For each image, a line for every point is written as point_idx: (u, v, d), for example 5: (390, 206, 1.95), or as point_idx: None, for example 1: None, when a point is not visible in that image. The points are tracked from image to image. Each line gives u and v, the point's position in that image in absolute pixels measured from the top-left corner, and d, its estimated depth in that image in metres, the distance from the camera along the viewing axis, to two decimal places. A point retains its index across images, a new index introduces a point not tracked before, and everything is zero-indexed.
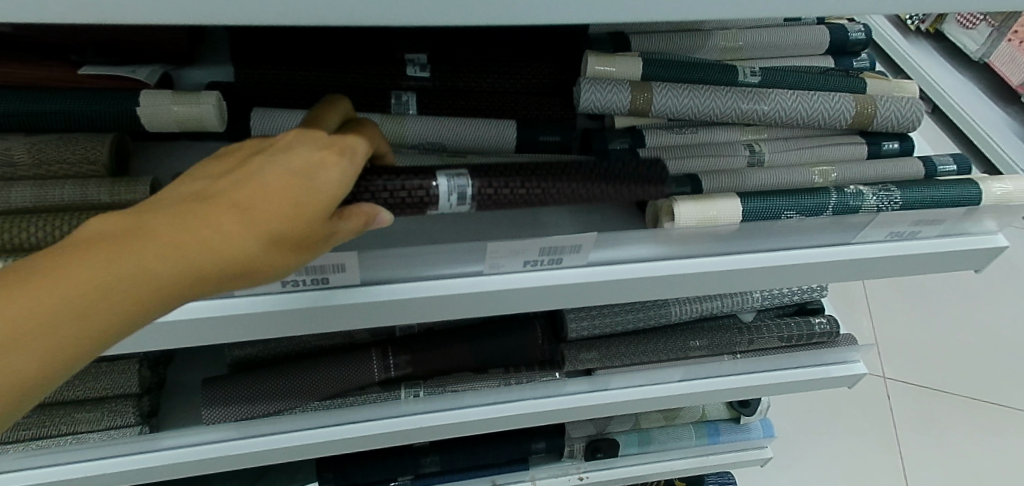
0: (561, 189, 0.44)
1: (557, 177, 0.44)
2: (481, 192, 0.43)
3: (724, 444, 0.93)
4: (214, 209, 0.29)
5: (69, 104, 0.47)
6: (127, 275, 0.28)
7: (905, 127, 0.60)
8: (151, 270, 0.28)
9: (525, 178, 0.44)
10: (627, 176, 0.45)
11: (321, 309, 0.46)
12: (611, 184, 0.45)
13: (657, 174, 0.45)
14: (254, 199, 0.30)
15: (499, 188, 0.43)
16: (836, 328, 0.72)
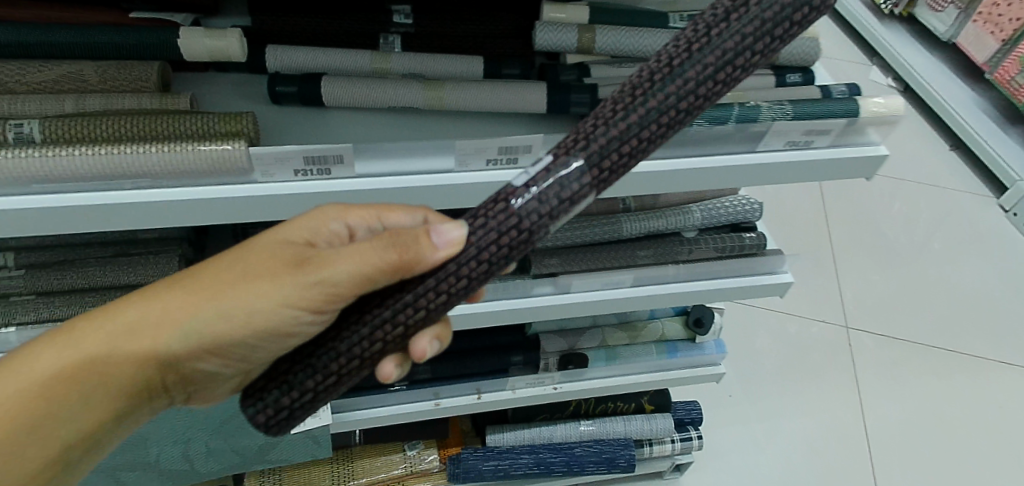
0: (718, 88, 0.46)
1: (691, 93, 0.45)
2: (617, 160, 0.46)
3: (680, 359, 1.05)
4: (230, 253, 0.51)
5: (120, 37, 0.59)
6: (162, 290, 0.50)
7: (807, 61, 0.73)
8: (174, 285, 0.50)
9: (652, 119, 0.45)
10: (767, 19, 0.44)
11: (324, 194, 0.57)
12: (756, 38, 0.44)
13: None
14: (251, 245, 0.51)
15: (638, 147, 0.46)
16: (764, 242, 0.86)
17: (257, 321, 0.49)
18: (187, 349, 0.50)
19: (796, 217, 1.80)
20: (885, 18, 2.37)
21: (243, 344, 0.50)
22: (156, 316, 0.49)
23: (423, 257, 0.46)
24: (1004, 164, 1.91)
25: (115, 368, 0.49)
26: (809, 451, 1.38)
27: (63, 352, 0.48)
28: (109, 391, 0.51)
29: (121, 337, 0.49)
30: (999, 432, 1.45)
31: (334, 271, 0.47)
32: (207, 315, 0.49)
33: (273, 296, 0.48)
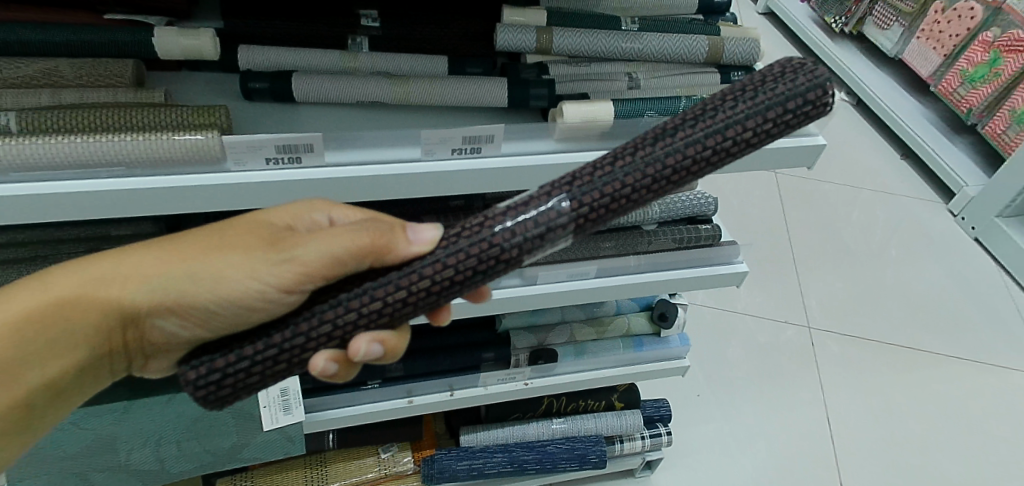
0: (709, 162, 0.50)
1: (679, 153, 0.49)
2: (601, 204, 0.49)
3: (647, 353, 1.09)
4: (213, 227, 0.55)
5: (95, 36, 0.61)
6: (140, 248, 0.54)
7: (749, 60, 0.79)
8: (150, 245, 0.54)
9: (637, 169, 0.49)
10: (761, 103, 0.49)
11: (295, 183, 0.60)
12: (748, 120, 0.49)
13: (754, 82, 0.51)
14: (234, 222, 0.55)
15: (622, 194, 0.49)
16: (720, 233, 0.91)
17: (223, 284, 0.51)
18: (153, 303, 0.52)
19: (757, 223, 1.86)
20: (836, 37, 2.49)
21: (207, 308, 0.52)
22: (131, 268, 0.53)
23: (397, 247, 0.50)
24: (952, 172, 1.98)
25: (82, 314, 0.53)
26: (777, 447, 1.41)
27: (38, 292, 0.52)
28: (73, 339, 0.53)
29: (94, 282, 0.53)
30: (958, 424, 1.49)
31: (308, 248, 0.50)
32: (179, 270, 0.52)
33: (248, 263, 0.51)
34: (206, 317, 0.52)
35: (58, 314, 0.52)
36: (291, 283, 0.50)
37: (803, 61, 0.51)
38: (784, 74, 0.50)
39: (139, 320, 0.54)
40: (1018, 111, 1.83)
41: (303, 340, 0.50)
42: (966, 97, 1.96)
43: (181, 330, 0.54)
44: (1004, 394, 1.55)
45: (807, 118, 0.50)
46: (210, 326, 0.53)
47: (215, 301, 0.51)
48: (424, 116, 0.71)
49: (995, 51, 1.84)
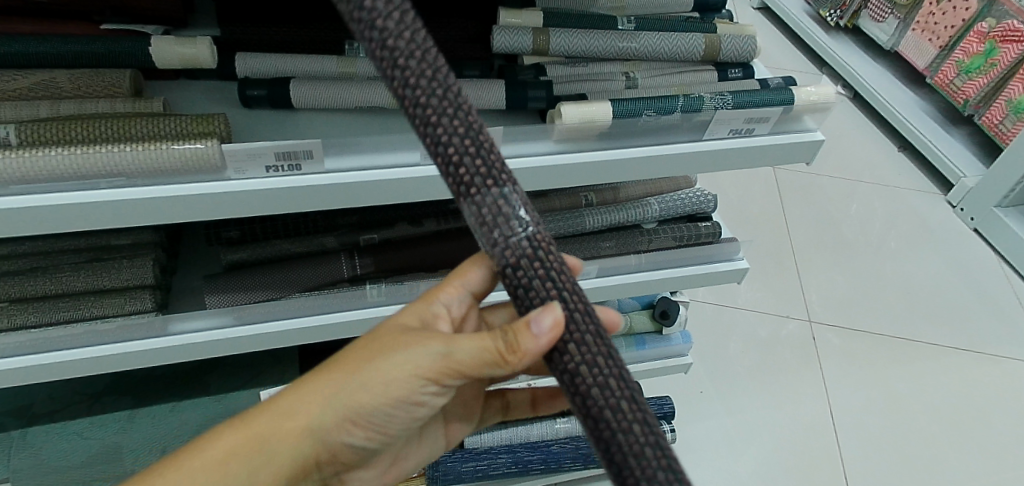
0: (420, 19, 0.44)
1: (432, 71, 0.44)
2: (491, 175, 0.45)
3: (649, 351, 1.09)
4: (362, 340, 0.55)
5: (92, 47, 0.61)
6: (309, 378, 0.54)
7: (745, 56, 0.79)
8: (316, 374, 0.54)
9: (442, 115, 0.44)
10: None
11: (294, 190, 0.60)
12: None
13: None
14: (378, 330, 0.55)
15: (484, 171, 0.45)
16: (720, 230, 0.90)
17: (389, 392, 0.53)
18: (332, 425, 0.54)
19: (756, 218, 1.86)
20: (833, 30, 2.49)
21: (380, 413, 0.55)
22: (309, 401, 0.53)
23: (529, 345, 0.46)
24: (949, 163, 1.99)
25: (280, 452, 0.53)
26: (780, 443, 1.41)
27: (219, 448, 0.52)
28: (266, 483, 0.54)
29: (267, 425, 0.53)
30: (962, 416, 1.49)
31: (460, 351, 0.51)
32: (346, 392, 0.53)
33: (397, 367, 0.52)
34: (384, 417, 0.56)
35: (258, 460, 0.52)
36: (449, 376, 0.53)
37: None
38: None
39: (325, 443, 0.55)
40: (1014, 101, 1.82)
41: (664, 479, 0.44)
42: (962, 88, 1.96)
43: (362, 438, 0.58)
44: (1007, 385, 1.55)
45: None
46: (386, 422, 0.57)
47: (386, 406, 0.54)
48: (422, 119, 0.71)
49: (990, 41, 1.83)
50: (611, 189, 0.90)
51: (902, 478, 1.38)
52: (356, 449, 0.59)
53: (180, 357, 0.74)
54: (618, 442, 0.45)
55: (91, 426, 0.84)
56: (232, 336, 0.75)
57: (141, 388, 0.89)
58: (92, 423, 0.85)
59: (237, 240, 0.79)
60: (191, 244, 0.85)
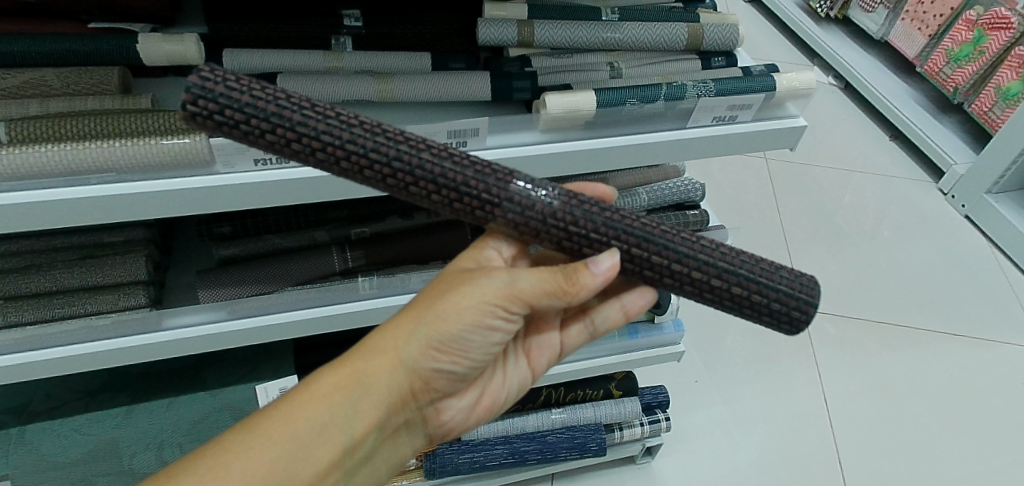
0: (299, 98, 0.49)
1: (352, 121, 0.50)
2: (478, 166, 0.53)
3: (641, 340, 1.09)
4: (430, 284, 0.60)
5: (80, 44, 0.62)
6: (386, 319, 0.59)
7: (728, 45, 0.80)
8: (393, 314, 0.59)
9: (406, 142, 0.51)
10: (248, 106, 0.48)
11: (283, 183, 0.60)
12: (248, 86, 0.48)
13: (269, 127, 0.48)
14: (443, 275, 0.61)
15: (467, 164, 0.52)
16: (706, 218, 0.92)
17: (467, 319, 0.57)
18: (420, 354, 0.58)
19: (748, 208, 1.87)
20: (823, 21, 2.50)
21: (461, 339, 0.58)
22: (388, 335, 0.58)
23: (586, 283, 0.54)
24: (938, 149, 2.00)
25: (371, 380, 0.57)
26: (776, 431, 1.42)
27: (318, 384, 0.56)
28: (365, 414, 0.57)
29: (361, 360, 0.57)
30: (954, 399, 1.51)
31: (523, 278, 0.56)
32: (425, 318, 0.57)
33: (471, 292, 0.57)
34: (466, 345, 0.59)
35: (349, 386, 0.56)
36: (519, 300, 0.57)
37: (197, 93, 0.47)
38: (207, 113, 0.47)
39: (415, 377, 0.59)
40: (1003, 88, 1.84)
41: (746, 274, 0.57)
42: (952, 76, 1.98)
43: (449, 371, 0.61)
44: (999, 368, 1.57)
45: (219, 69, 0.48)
46: (469, 351, 0.60)
47: (466, 332, 0.58)
48: (409, 113, 0.72)
49: (978, 29, 1.85)
50: (600, 180, 0.91)
51: (897, 462, 1.40)
52: (444, 384, 0.63)
53: (177, 350, 0.75)
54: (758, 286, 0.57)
55: (89, 422, 0.85)
56: (228, 328, 0.75)
57: (138, 384, 0.90)
58: (92, 419, 0.86)
59: (229, 236, 0.80)
60: (184, 241, 0.86)
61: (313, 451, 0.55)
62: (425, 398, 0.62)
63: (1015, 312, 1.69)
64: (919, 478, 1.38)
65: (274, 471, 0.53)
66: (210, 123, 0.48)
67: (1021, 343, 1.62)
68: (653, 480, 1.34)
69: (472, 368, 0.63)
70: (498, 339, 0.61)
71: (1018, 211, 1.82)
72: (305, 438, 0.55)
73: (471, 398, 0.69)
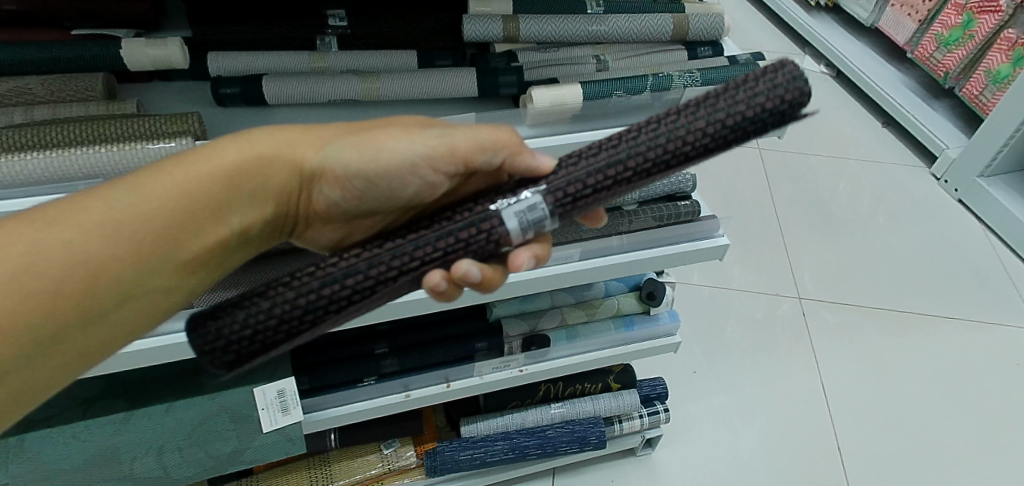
0: (709, 144, 0.48)
1: (690, 142, 0.49)
2: (576, 198, 0.51)
3: (638, 333, 1.09)
4: (379, 120, 0.57)
5: (66, 52, 0.63)
6: (320, 127, 0.56)
7: (715, 35, 0.79)
8: (329, 127, 0.56)
9: (628, 162, 0.50)
10: (769, 89, 0.47)
11: None
12: (736, 133, 0.48)
13: (727, 102, 0.48)
14: (393, 117, 0.58)
15: (607, 181, 0.51)
16: (698, 209, 0.92)
17: (381, 166, 0.54)
18: (325, 173, 0.55)
19: (742, 197, 1.88)
20: (814, 9, 2.50)
21: (368, 180, 0.55)
22: (313, 138, 0.55)
23: (523, 162, 0.53)
24: (929, 134, 2.01)
25: (274, 174, 0.54)
26: (777, 420, 1.42)
27: (224, 154, 0.52)
28: (253, 208, 0.54)
29: (277, 150, 0.54)
30: (951, 381, 1.52)
31: (461, 134, 0.55)
32: (350, 140, 0.54)
33: (397, 136, 0.54)
34: (366, 190, 0.56)
35: (253, 172, 0.53)
36: (447, 160, 0.54)
37: (783, 97, 0.47)
38: (786, 75, 0.47)
39: (308, 190, 0.56)
40: (994, 71, 1.83)
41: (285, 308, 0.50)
42: (943, 61, 1.97)
43: (334, 205, 0.58)
44: (994, 351, 1.57)
45: (769, 126, 0.48)
46: (368, 199, 0.57)
47: (373, 178, 0.55)
48: (396, 111, 0.73)
49: (968, 13, 1.86)
50: None
51: (894, 446, 1.40)
52: (326, 213, 0.59)
53: (170, 356, 0.75)
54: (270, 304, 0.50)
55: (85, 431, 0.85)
56: None
57: (134, 391, 0.88)
58: (89, 427, 0.83)
59: None
60: None
61: (200, 227, 0.51)
62: (302, 214, 0.59)
63: (1008, 293, 1.69)
64: (917, 462, 1.38)
65: (137, 237, 0.48)
66: (774, 65, 0.48)
67: (1016, 324, 1.63)
68: (654, 473, 1.34)
69: (361, 216, 0.60)
70: (401, 206, 0.57)
71: (1009, 194, 1.83)
72: (181, 206, 0.50)
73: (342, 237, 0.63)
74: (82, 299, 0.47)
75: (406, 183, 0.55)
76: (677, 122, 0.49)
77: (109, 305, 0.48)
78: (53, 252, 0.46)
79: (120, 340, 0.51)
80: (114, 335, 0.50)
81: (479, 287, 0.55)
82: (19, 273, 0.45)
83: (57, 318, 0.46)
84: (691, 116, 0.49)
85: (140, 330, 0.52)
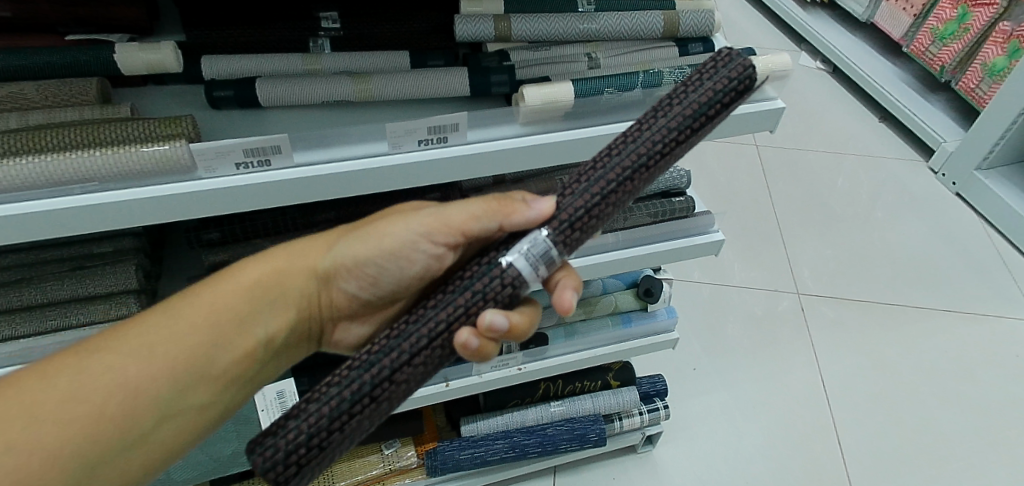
0: (682, 137, 0.52)
1: (676, 126, 0.52)
2: (583, 216, 0.52)
3: (635, 330, 1.09)
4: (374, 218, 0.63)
5: (60, 58, 0.64)
6: (324, 233, 0.62)
7: (705, 31, 0.80)
8: (330, 232, 0.62)
9: (614, 170, 0.52)
10: (717, 75, 0.52)
11: (263, 184, 0.61)
12: (701, 122, 0.52)
13: (685, 98, 0.52)
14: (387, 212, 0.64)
15: (613, 187, 0.52)
16: (693, 205, 0.93)
17: (384, 249, 0.58)
18: (336, 270, 0.60)
19: (739, 194, 1.88)
20: (810, 6, 2.50)
21: (378, 265, 0.59)
22: (318, 245, 0.61)
23: (521, 212, 0.52)
24: (926, 127, 2.01)
25: (290, 280, 0.59)
26: (777, 415, 1.43)
27: (243, 272, 0.57)
28: (278, 312, 0.59)
29: (289, 259, 0.60)
30: (951, 376, 1.51)
31: (455, 208, 0.56)
32: (353, 237, 0.59)
33: (399, 223, 0.58)
34: (377, 274, 0.60)
35: (270, 282, 0.58)
36: (446, 234, 0.56)
37: (727, 80, 0.52)
38: (728, 57, 0.53)
39: (326, 288, 0.61)
40: (989, 64, 1.84)
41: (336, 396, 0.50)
42: (938, 55, 1.97)
43: (352, 296, 0.62)
44: (994, 344, 1.57)
45: (725, 108, 0.52)
46: (382, 283, 0.61)
47: (381, 262, 0.59)
48: (389, 112, 0.73)
49: (963, 7, 1.87)
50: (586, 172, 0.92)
51: (895, 443, 1.40)
52: (346, 308, 0.64)
53: None
54: (320, 399, 0.50)
55: None
56: None
57: None
58: None
59: (218, 242, 0.82)
60: (174, 250, 0.90)
61: (232, 340, 0.55)
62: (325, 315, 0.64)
63: (1007, 286, 1.69)
64: (917, 457, 1.38)
65: (176, 357, 0.52)
66: (714, 58, 0.54)
67: (1015, 316, 1.63)
68: (655, 470, 1.34)
69: (378, 299, 0.64)
70: (415, 282, 0.61)
71: (1007, 187, 1.83)
72: (212, 321, 0.55)
73: (368, 325, 0.68)
74: (132, 421, 0.50)
75: (413, 260, 0.58)
76: (645, 126, 0.52)
77: (144, 431, 0.51)
78: (96, 389, 0.49)
79: (161, 461, 0.54)
80: (157, 456, 0.53)
81: (512, 336, 0.53)
82: (65, 408, 0.48)
83: (106, 438, 0.49)
84: (657, 119, 0.52)
85: (182, 448, 0.55)
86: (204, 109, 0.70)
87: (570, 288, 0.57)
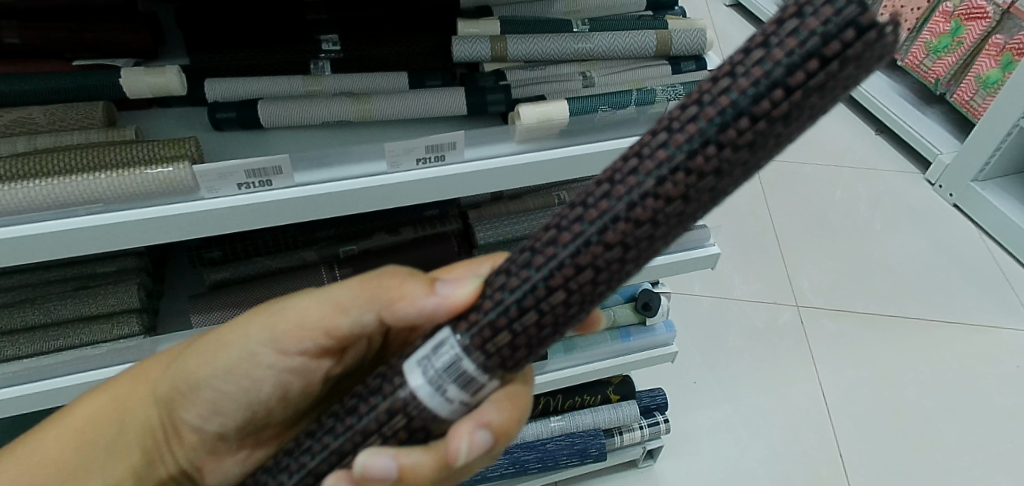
0: (720, 151, 0.35)
1: (697, 139, 0.36)
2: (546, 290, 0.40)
3: (634, 343, 1.10)
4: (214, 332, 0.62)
5: (65, 82, 0.65)
6: (164, 355, 0.62)
7: (697, 49, 0.82)
8: (169, 353, 0.62)
9: (606, 215, 0.38)
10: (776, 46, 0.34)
11: (263, 204, 0.62)
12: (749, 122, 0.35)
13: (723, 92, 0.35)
14: None
15: (601, 239, 0.38)
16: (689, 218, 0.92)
17: (217, 367, 0.57)
18: (174, 397, 0.59)
19: (737, 208, 1.89)
20: None
21: (214, 385, 0.58)
22: (153, 370, 0.60)
23: (405, 301, 0.50)
24: (922, 140, 2.02)
25: (128, 411, 0.59)
26: (779, 429, 1.42)
27: (78, 412, 0.59)
28: (118, 443, 0.59)
29: (123, 391, 0.60)
30: (954, 386, 1.52)
31: (306, 307, 0.55)
32: (183, 360, 0.58)
33: (229, 338, 0.57)
34: (218, 396, 0.59)
35: (107, 415, 0.59)
36: (297, 338, 0.56)
37: (798, 49, 0.34)
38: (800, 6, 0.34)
39: (170, 416, 0.60)
40: (983, 77, 1.85)
41: None
42: (932, 68, 1.99)
43: (202, 422, 0.61)
44: (996, 354, 1.58)
45: (793, 95, 0.34)
46: (228, 406, 0.60)
47: (217, 382, 0.58)
48: (387, 131, 0.75)
49: (956, 21, 1.89)
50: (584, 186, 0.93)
51: (900, 456, 1.40)
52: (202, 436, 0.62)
53: None
54: None
55: None
56: None
57: None
58: None
59: (219, 261, 0.83)
60: (175, 270, 0.91)
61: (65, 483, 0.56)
62: (181, 452, 0.63)
63: (1007, 296, 1.70)
64: (922, 469, 1.38)
65: None
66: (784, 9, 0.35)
67: (1015, 326, 1.63)
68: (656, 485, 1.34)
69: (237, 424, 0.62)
70: (263, 394, 0.59)
71: (1004, 198, 1.84)
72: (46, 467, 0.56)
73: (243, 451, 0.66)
74: None
75: (256, 371, 0.58)
76: (662, 141, 0.37)
77: None
78: None
79: None
80: None
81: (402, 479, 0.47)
82: None
83: None
84: (681, 128, 0.36)
85: None
86: (206, 131, 0.71)
87: (475, 425, 0.47)
